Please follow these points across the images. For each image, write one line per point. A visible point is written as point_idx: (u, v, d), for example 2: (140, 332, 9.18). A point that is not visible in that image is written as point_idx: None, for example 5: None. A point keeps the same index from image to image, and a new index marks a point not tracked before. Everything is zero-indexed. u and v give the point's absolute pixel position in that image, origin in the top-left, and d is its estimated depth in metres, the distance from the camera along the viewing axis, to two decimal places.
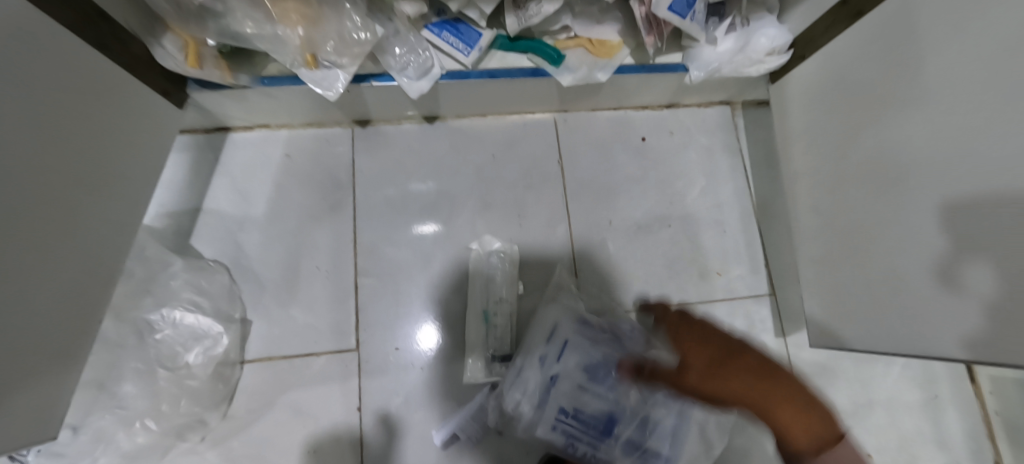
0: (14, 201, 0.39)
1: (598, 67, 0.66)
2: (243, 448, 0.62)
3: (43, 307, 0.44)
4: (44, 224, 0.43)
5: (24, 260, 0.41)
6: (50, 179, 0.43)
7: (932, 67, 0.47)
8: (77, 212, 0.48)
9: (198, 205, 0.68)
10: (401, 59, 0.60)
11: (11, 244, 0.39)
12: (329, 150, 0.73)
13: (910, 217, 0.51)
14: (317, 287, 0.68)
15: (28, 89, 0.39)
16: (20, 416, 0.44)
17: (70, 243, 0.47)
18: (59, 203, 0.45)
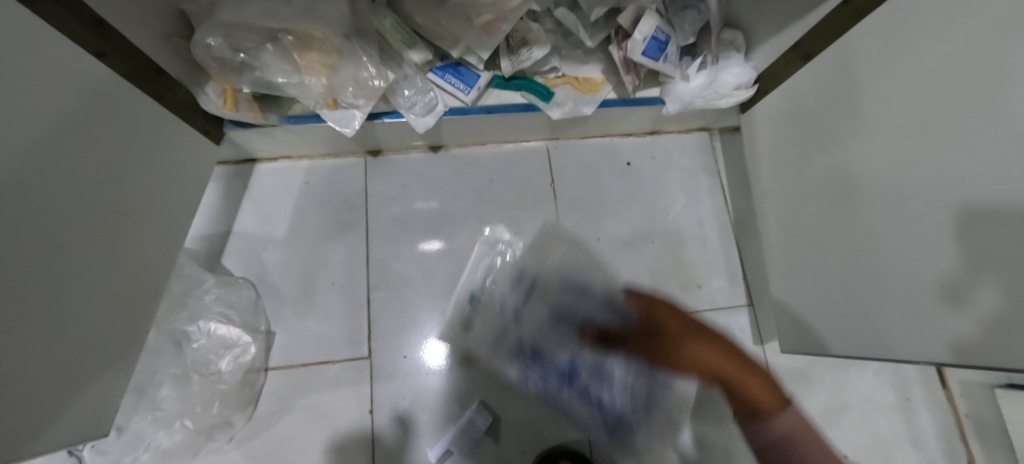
0: (68, 227, 0.45)
1: (583, 102, 0.74)
2: (265, 447, 0.69)
3: (99, 317, 0.51)
4: (94, 246, 0.49)
5: (79, 278, 0.47)
6: (104, 207, 0.50)
7: (893, 93, 0.51)
8: (126, 236, 0.54)
9: (227, 228, 0.76)
10: (408, 99, 0.69)
11: (66, 265, 0.45)
12: (344, 177, 0.81)
13: (898, 235, 0.52)
14: (333, 300, 0.75)
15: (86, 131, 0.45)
16: (75, 415, 0.51)
17: (117, 264, 0.53)
18: (111, 229, 0.51)
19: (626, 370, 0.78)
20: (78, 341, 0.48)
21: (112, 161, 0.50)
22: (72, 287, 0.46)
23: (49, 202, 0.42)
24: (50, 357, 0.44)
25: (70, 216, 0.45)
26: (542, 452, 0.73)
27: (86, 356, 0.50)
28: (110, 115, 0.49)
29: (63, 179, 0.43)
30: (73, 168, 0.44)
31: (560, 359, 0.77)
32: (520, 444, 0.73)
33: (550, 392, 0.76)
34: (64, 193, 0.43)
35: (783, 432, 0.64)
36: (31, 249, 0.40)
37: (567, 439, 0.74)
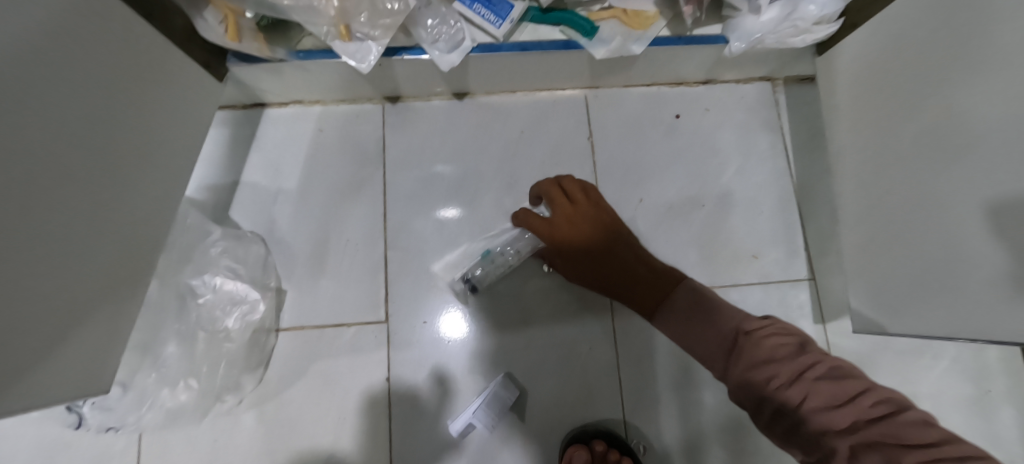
0: (51, 166, 0.39)
1: (632, 39, 0.63)
2: (277, 412, 0.64)
3: (87, 268, 0.45)
4: (81, 190, 0.43)
5: (65, 224, 0.41)
6: (84, 144, 0.42)
7: (1008, 26, 0.43)
8: (113, 175, 0.47)
9: (235, 179, 0.70)
10: (432, 32, 0.60)
11: (51, 208, 0.39)
12: (359, 126, 0.73)
13: (976, 195, 0.46)
14: (348, 259, 0.69)
15: (57, 54, 0.38)
16: (68, 372, 0.46)
17: (105, 211, 0.47)
18: (102, 170, 0.45)
19: (669, 346, 0.70)
20: (65, 293, 0.43)
21: (90, 91, 0.42)
22: (59, 236, 0.41)
23: (24, 134, 0.35)
24: (30, 312, 0.38)
25: (40, 152, 0.37)
26: (572, 431, 0.67)
27: (73, 311, 0.44)
28: (86, 32, 0.40)
29: (39, 107, 0.36)
30: (39, 93, 0.36)
31: (594, 332, 0.70)
32: (547, 422, 0.67)
33: (582, 368, 0.68)
34: (31, 124, 0.36)
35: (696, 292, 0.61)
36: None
37: (599, 419, 0.67)
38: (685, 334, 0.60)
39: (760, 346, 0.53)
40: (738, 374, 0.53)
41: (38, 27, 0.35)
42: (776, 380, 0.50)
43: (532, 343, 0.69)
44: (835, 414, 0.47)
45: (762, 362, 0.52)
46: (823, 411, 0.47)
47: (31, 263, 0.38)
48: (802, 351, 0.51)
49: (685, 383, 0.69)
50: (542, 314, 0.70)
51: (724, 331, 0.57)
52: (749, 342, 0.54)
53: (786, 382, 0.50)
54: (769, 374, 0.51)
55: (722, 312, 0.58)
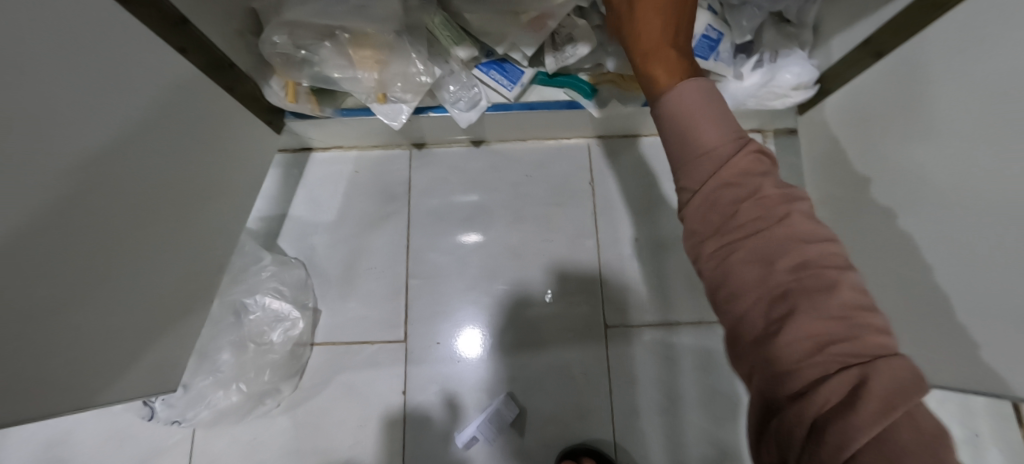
0: (149, 209, 0.50)
1: (627, 99, 0.74)
2: (308, 416, 0.74)
3: (164, 286, 0.56)
4: (167, 226, 0.54)
5: (152, 254, 0.52)
6: (175, 189, 0.54)
7: (945, 102, 0.50)
8: (190, 210, 0.58)
9: (283, 212, 0.82)
10: (453, 93, 0.70)
11: (145, 239, 0.50)
12: (389, 167, 0.85)
13: (941, 245, 0.52)
14: (373, 284, 0.80)
15: (168, 121, 0.49)
16: (138, 375, 0.56)
17: (182, 237, 0.57)
18: (184, 209, 0.57)
19: (657, 375, 0.77)
20: (143, 306, 0.53)
21: (185, 146, 0.53)
22: (147, 264, 0.52)
23: (133, 185, 0.46)
24: (114, 321, 0.48)
25: (141, 195, 0.48)
26: (565, 447, 0.74)
27: (146, 323, 0.54)
28: (184, 101, 0.52)
29: (149, 164, 0.48)
30: (145, 152, 0.47)
31: (590, 359, 0.77)
32: (545, 437, 0.74)
33: (578, 391, 0.76)
34: (137, 175, 0.46)
35: (686, 102, 0.39)
36: (97, 231, 0.42)
37: (591, 439, 0.74)
38: (671, 136, 0.40)
39: (761, 221, 0.34)
40: (704, 202, 0.36)
41: (151, 103, 0.46)
42: (745, 248, 0.34)
43: (533, 366, 0.77)
44: (821, 343, 0.30)
45: (730, 212, 0.35)
46: (811, 326, 0.30)
47: (123, 283, 0.48)
48: (799, 231, 0.33)
49: (674, 411, 0.75)
50: (543, 340, 0.78)
51: (722, 159, 0.36)
52: (734, 178, 0.35)
53: (775, 264, 0.32)
54: (738, 228, 0.34)
55: (720, 138, 0.37)
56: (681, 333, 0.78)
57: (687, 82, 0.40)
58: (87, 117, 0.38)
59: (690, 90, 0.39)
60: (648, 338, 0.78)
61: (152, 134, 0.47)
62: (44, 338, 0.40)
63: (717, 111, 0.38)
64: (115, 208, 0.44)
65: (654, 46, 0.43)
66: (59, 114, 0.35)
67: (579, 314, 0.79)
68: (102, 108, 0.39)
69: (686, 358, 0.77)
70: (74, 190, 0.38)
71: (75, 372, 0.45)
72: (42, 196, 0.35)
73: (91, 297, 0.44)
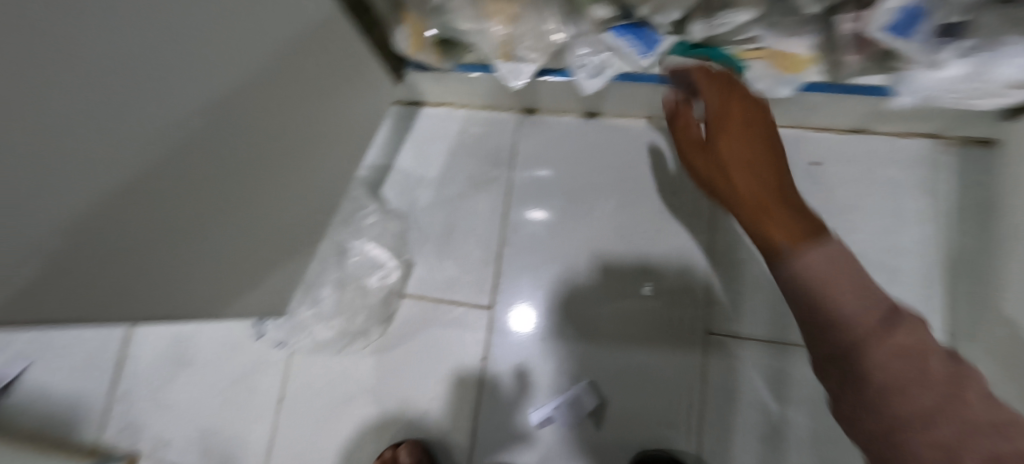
0: (272, 148, 0.49)
1: (783, 82, 0.64)
2: (391, 364, 0.76)
3: (279, 220, 0.58)
4: (288, 163, 0.54)
5: (268, 193, 0.53)
6: (299, 127, 0.53)
7: None
8: (311, 147, 0.58)
9: (390, 163, 0.83)
10: (584, 59, 0.65)
11: (265, 178, 0.50)
12: (497, 131, 0.82)
13: None
14: (468, 246, 0.79)
15: (305, 59, 0.47)
16: (250, 294, 0.60)
17: (279, 194, 0.55)
18: (305, 147, 0.56)
19: (759, 396, 0.69)
20: (260, 236, 0.55)
21: (315, 84, 0.52)
22: (264, 200, 0.52)
23: (263, 124, 0.45)
24: (183, 272, 0.46)
25: (251, 147, 0.45)
26: (641, 451, 0.69)
27: (238, 266, 0.55)
28: (306, 51, 0.47)
29: (279, 102, 0.46)
30: (272, 96, 0.44)
31: (683, 365, 0.71)
32: (622, 436, 0.70)
33: (665, 396, 0.70)
34: (240, 133, 0.42)
35: (813, 271, 0.33)
36: (188, 189, 0.38)
37: (672, 448, 0.69)
38: (795, 295, 0.34)
39: (933, 384, 0.27)
40: (857, 368, 0.29)
41: (275, 54, 0.41)
42: (921, 427, 0.26)
43: (619, 359, 0.72)
44: None
45: (897, 376, 0.27)
46: None
47: (239, 221, 0.49)
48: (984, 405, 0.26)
49: (773, 440, 0.67)
50: (634, 335, 0.73)
51: (870, 321, 0.30)
52: (895, 336, 0.29)
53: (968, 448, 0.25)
54: (911, 401, 0.27)
55: (863, 293, 0.31)
56: (796, 356, 0.69)
57: (812, 244, 0.34)
58: (214, 70, 0.33)
59: (820, 254, 0.33)
60: (755, 354, 0.70)
61: (267, 89, 0.42)
62: (101, 291, 0.36)
63: (853, 261, 0.33)
64: (215, 162, 0.40)
65: (767, 203, 0.39)
66: (219, 44, 0.33)
67: (677, 314, 0.72)
68: (229, 60, 0.34)
69: (798, 385, 0.68)
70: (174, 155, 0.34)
71: (188, 291, 0.49)
72: (140, 162, 0.30)
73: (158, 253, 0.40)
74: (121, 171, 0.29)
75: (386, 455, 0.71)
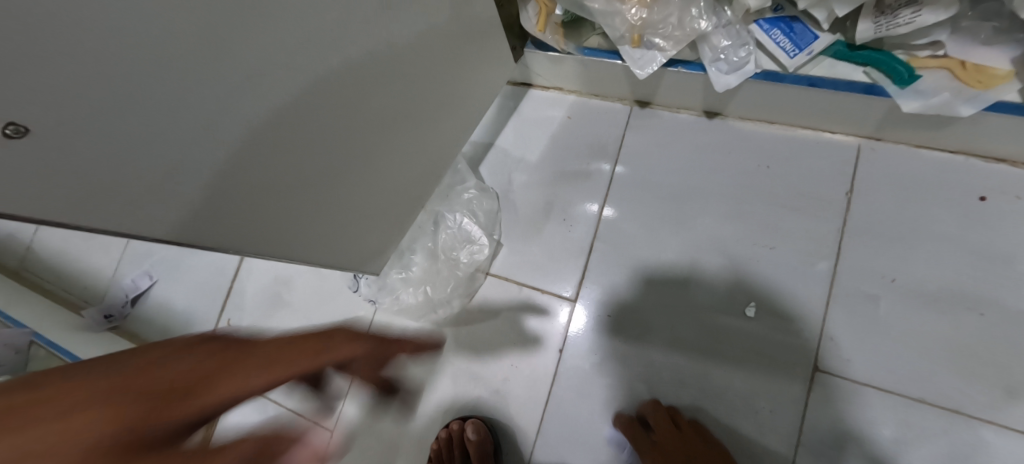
0: (392, 113, 0.52)
1: (963, 98, 0.53)
2: (468, 339, 0.77)
3: (391, 183, 0.61)
4: (405, 130, 0.56)
5: (385, 157, 0.56)
6: (420, 96, 0.55)
7: None
8: (430, 119, 0.60)
9: (492, 141, 0.83)
10: (721, 51, 0.60)
11: (383, 143, 0.54)
12: (605, 120, 0.79)
13: None
14: (559, 235, 0.77)
15: (428, 26, 0.48)
16: (367, 252, 0.65)
17: (394, 159, 0.58)
18: (424, 118, 0.58)
19: (865, 450, 0.61)
20: (374, 196, 0.59)
21: (438, 55, 0.53)
22: (381, 163, 0.56)
23: (383, 87, 0.47)
24: (320, 227, 0.52)
25: (372, 110, 0.48)
26: None
27: (356, 225, 0.59)
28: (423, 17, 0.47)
29: (400, 68, 0.48)
30: (393, 58, 0.46)
31: (779, 398, 0.64)
32: None
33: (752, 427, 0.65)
34: (355, 94, 0.44)
35: None
36: (313, 142, 0.43)
37: None
38: None
39: None
40: None
41: (391, 13, 0.42)
42: None
43: (703, 378, 0.68)
44: None
45: None
46: None
47: (357, 181, 0.53)
48: None
49: None
50: (724, 355, 0.67)
51: None
52: None
53: None
54: None
55: None
56: (920, 416, 0.60)
57: None
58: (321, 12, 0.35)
59: None
60: (869, 403, 0.62)
61: (383, 49, 0.44)
62: (249, 228, 0.42)
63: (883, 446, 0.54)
64: (337, 121, 0.44)
65: None
66: None
67: (778, 343, 0.66)
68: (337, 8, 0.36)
69: (918, 450, 0.59)
70: (291, 103, 0.38)
71: (319, 243, 0.54)
72: (244, 95, 0.33)
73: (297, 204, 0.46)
74: (238, 109, 0.33)
75: (453, 426, 0.72)
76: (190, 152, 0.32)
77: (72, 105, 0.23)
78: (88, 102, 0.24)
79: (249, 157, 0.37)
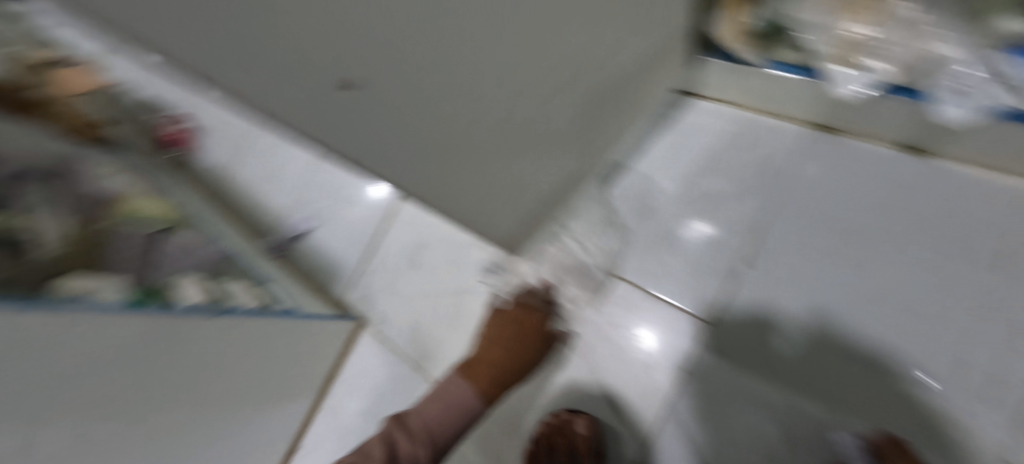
0: (576, 102, 0.52)
1: None
2: (591, 336, 0.81)
3: (551, 172, 0.62)
4: (578, 122, 0.57)
5: (555, 144, 0.56)
6: (600, 91, 0.55)
7: None
8: (598, 114, 0.60)
9: (642, 146, 0.83)
10: (965, 85, 0.52)
11: (560, 131, 0.54)
12: (775, 141, 0.75)
13: None
14: (701, 252, 0.75)
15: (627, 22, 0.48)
16: (509, 234, 0.66)
17: (560, 148, 0.58)
18: (595, 111, 0.58)
19: None
20: (535, 182, 0.60)
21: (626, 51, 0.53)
22: (550, 150, 0.56)
23: (577, 77, 0.48)
24: (501, 197, 0.55)
25: (563, 97, 0.48)
26: None
27: (513, 207, 0.60)
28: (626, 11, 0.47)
29: (595, 60, 0.48)
30: (591, 49, 0.47)
31: None
32: None
33: None
34: (558, 79, 0.45)
35: None
36: (518, 117, 0.44)
37: None
38: None
39: None
40: None
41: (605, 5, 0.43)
42: None
43: (831, 429, 0.65)
44: None
45: None
46: None
47: (529, 164, 0.54)
48: None
49: None
50: (871, 412, 0.63)
51: None
52: None
53: None
54: None
55: None
56: None
57: None
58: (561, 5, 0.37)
59: None
60: None
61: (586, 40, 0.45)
62: (447, 194, 0.44)
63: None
64: (539, 98, 0.45)
65: None
66: None
67: (936, 412, 0.60)
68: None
69: None
70: (516, 73, 0.39)
71: (484, 218, 0.55)
72: (491, 65, 0.35)
73: (505, 170, 0.50)
74: (477, 88, 0.36)
75: (564, 415, 0.78)
76: (447, 108, 0.34)
77: (386, 66, 0.26)
78: (410, 58, 0.26)
79: (478, 118, 0.39)
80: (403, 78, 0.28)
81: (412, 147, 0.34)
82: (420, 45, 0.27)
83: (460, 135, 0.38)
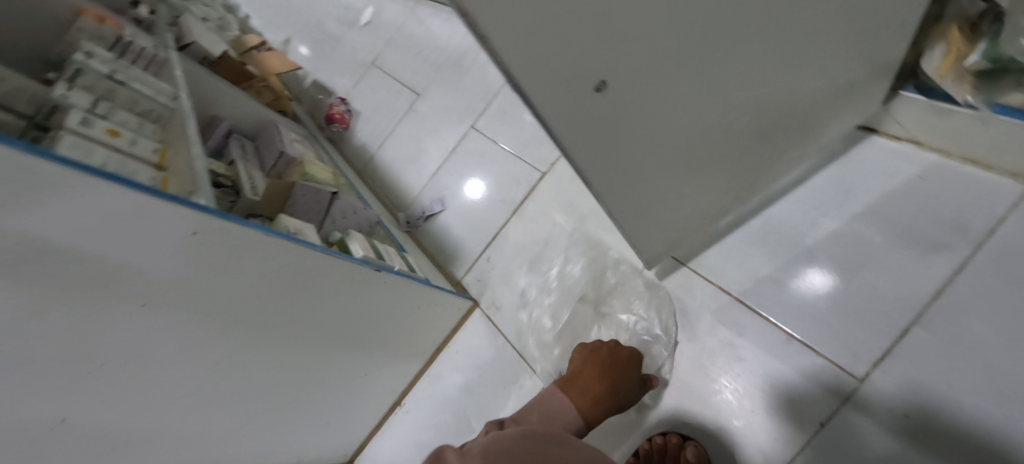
0: (756, 128, 0.53)
1: None
2: (711, 366, 0.79)
3: (711, 195, 0.63)
4: (753, 149, 0.57)
5: (725, 168, 0.58)
6: (782, 119, 0.55)
7: None
8: (773, 143, 0.59)
9: (806, 179, 0.79)
10: None
11: (733, 154, 0.55)
12: (974, 192, 0.66)
13: None
14: (860, 301, 0.69)
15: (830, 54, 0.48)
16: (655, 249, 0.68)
17: (728, 173, 0.59)
18: (770, 141, 0.58)
19: None
20: (695, 201, 0.61)
21: (820, 82, 0.52)
22: (719, 172, 0.58)
23: (765, 105, 0.49)
24: (665, 209, 0.58)
25: (746, 122, 0.50)
26: None
27: (669, 222, 0.62)
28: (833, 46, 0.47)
29: (787, 89, 0.49)
30: (789, 79, 0.47)
31: None
32: None
33: None
34: (746, 104, 0.47)
35: None
36: (702, 135, 0.47)
37: None
38: None
39: None
40: None
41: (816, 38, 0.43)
42: None
43: None
44: None
45: None
46: None
47: (696, 182, 0.56)
48: None
49: None
50: None
51: None
52: None
53: None
54: None
55: None
56: None
57: None
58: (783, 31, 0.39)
59: None
60: None
61: (790, 69, 0.46)
62: (625, 198, 0.48)
63: None
64: (727, 119, 0.47)
65: None
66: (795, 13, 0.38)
67: None
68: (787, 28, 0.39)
69: None
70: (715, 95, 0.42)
71: (643, 228, 0.59)
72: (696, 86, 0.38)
73: (676, 184, 0.53)
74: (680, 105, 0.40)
75: (672, 439, 0.76)
76: (654, 118, 0.38)
77: (629, 75, 0.32)
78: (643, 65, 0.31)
79: (674, 128, 0.42)
80: (636, 82, 0.33)
81: (617, 148, 0.40)
82: (653, 64, 0.32)
83: (653, 141, 0.42)
